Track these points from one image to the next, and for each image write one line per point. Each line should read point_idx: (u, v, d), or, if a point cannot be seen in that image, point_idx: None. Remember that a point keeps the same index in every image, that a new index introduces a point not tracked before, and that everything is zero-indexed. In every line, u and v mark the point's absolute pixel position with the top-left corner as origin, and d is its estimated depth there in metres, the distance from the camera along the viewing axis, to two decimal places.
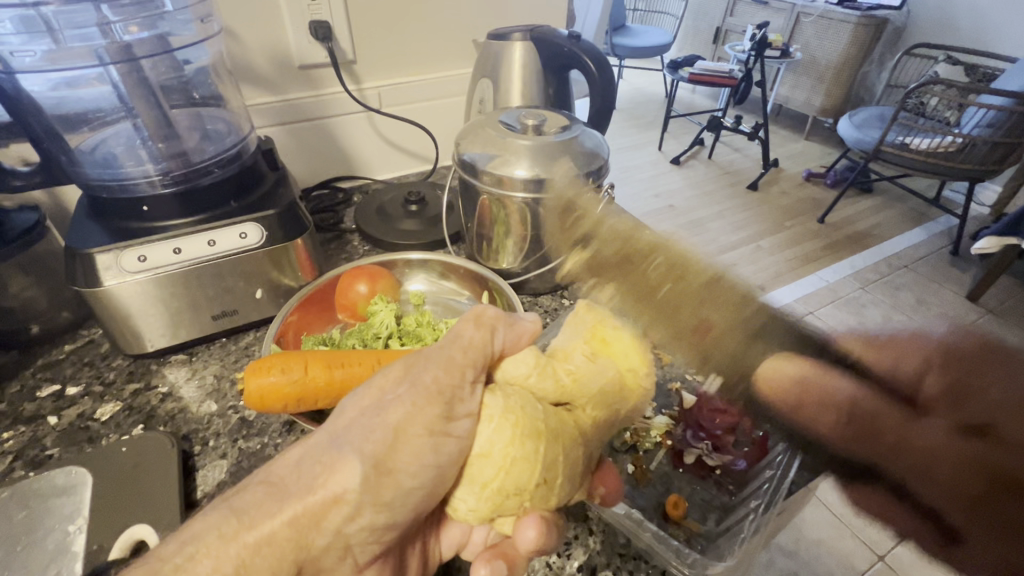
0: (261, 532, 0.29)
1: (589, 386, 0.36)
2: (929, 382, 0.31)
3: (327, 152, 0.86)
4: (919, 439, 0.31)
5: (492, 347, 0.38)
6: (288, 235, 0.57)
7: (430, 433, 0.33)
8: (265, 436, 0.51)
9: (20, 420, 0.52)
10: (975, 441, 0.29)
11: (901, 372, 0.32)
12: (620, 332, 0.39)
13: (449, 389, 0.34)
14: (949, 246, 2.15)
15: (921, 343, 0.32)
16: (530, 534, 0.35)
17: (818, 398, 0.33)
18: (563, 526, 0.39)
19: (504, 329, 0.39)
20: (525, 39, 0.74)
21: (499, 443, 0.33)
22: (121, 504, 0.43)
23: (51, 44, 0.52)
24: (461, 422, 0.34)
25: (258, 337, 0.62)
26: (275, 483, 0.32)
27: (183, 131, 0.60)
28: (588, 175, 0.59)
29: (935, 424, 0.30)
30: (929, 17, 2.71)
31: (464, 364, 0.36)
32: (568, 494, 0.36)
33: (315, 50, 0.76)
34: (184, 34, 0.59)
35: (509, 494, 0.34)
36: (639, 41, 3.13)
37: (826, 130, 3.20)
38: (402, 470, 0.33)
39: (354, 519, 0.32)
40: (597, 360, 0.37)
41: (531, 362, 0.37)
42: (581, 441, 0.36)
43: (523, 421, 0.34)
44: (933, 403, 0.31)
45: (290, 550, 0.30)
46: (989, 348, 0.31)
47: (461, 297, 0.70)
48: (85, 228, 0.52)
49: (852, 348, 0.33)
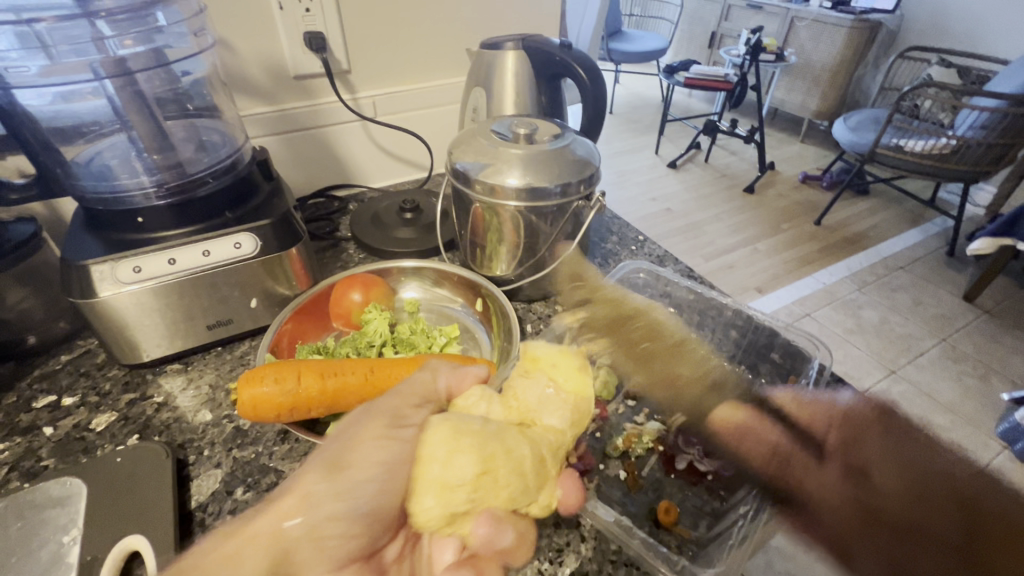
0: (243, 531, 0.33)
1: (527, 399, 0.39)
2: (832, 435, 0.33)
3: (323, 161, 0.86)
4: (817, 485, 0.31)
5: (436, 385, 0.41)
6: (283, 246, 0.58)
7: (380, 437, 0.37)
8: (259, 445, 0.51)
9: (15, 431, 0.52)
10: (855, 482, 0.30)
11: (814, 425, 0.35)
12: (552, 351, 0.43)
13: (395, 407, 0.38)
14: (945, 248, 2.16)
15: (832, 405, 0.36)
16: (482, 531, 0.35)
17: (754, 440, 0.38)
18: (523, 530, 0.37)
19: (447, 372, 0.42)
20: (518, 49, 0.74)
21: (441, 441, 0.34)
22: (114, 515, 0.43)
23: (45, 60, 0.53)
24: (406, 428, 0.37)
25: (253, 346, 0.63)
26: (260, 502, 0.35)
27: (179, 143, 0.61)
28: (579, 183, 0.59)
29: (830, 468, 0.31)
30: (921, 20, 2.73)
31: (409, 391, 0.40)
32: (520, 493, 0.35)
33: (310, 61, 0.77)
34: (181, 47, 0.59)
35: (456, 485, 0.33)
36: (635, 46, 3.14)
37: (822, 133, 3.22)
38: (354, 465, 0.36)
39: (318, 511, 0.35)
40: (530, 377, 0.40)
41: (478, 393, 0.40)
42: (535, 445, 0.36)
43: (458, 423, 0.35)
44: (830, 453, 0.32)
45: (269, 543, 0.34)
46: (898, 416, 0.32)
47: (454, 304, 0.71)
48: (80, 241, 0.52)
49: (782, 404, 0.39)
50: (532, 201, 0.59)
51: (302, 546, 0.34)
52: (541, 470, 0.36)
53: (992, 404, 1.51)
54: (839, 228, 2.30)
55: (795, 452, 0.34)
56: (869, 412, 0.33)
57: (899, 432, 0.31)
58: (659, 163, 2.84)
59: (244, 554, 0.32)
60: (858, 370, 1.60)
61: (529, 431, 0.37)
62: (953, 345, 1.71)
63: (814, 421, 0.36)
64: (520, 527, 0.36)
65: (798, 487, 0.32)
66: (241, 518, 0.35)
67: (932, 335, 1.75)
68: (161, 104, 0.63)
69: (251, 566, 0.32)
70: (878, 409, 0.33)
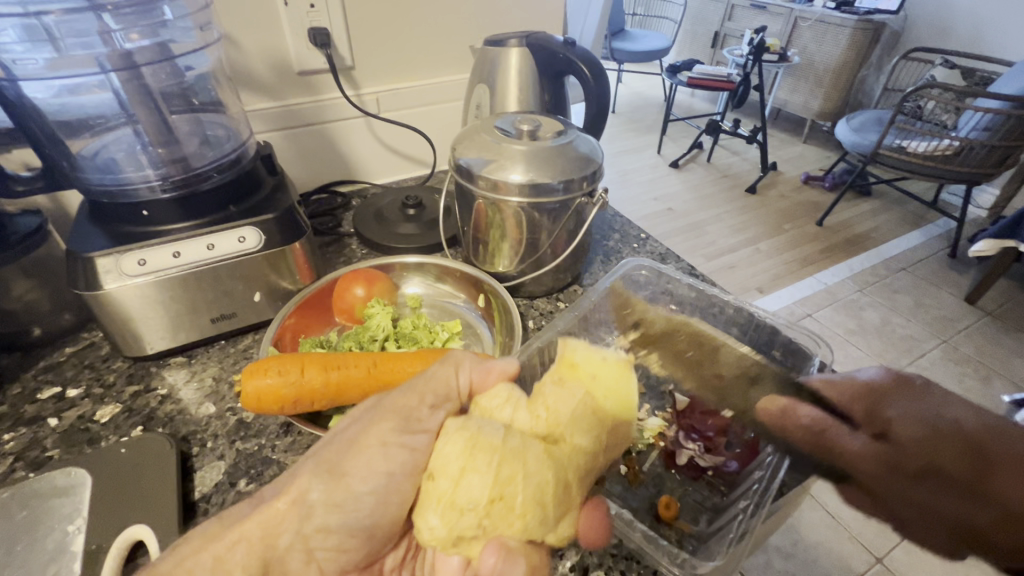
0: (231, 532, 0.34)
1: (557, 412, 0.37)
2: (857, 407, 0.39)
3: (326, 156, 0.87)
4: (851, 448, 0.37)
5: (456, 383, 0.41)
6: (286, 240, 0.58)
7: (383, 444, 0.36)
8: (262, 437, 0.52)
9: (21, 422, 0.52)
10: (882, 444, 0.36)
11: (844, 401, 0.40)
12: (593, 358, 0.42)
13: (406, 409, 0.38)
14: (947, 250, 2.16)
15: (857, 381, 0.40)
16: (490, 561, 0.33)
17: (789, 421, 0.42)
18: (536, 564, 0.34)
19: (470, 366, 0.42)
20: (521, 46, 0.74)
21: (454, 456, 0.35)
22: (118, 506, 0.44)
23: (53, 53, 0.53)
24: (417, 435, 0.37)
25: (256, 340, 0.63)
26: (256, 496, 0.36)
27: (184, 137, 0.61)
28: (582, 180, 0.60)
29: (862, 436, 0.38)
30: (926, 21, 2.72)
31: (426, 391, 0.39)
32: (536, 523, 0.34)
33: (313, 56, 0.77)
34: (185, 41, 0.60)
35: (465, 508, 0.33)
36: (639, 45, 3.14)
37: (825, 134, 3.22)
38: (353, 474, 0.36)
39: (308, 520, 0.35)
40: (565, 386, 0.39)
41: (504, 396, 0.39)
42: (556, 467, 0.35)
43: (479, 437, 0.35)
44: (862, 422, 0.38)
45: (257, 548, 0.34)
46: (914, 380, 0.38)
47: (457, 300, 0.71)
48: (85, 232, 0.53)
49: (817, 388, 0.42)
50: (535, 196, 0.59)
51: (289, 553, 0.35)
52: (558, 496, 0.35)
53: (992, 406, 1.51)
54: (841, 229, 2.30)
55: (831, 423, 0.40)
56: (891, 380, 0.39)
57: (921, 389, 0.38)
58: (661, 163, 2.84)
59: (234, 556, 0.33)
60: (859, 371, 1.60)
61: (552, 452, 0.36)
62: (954, 347, 1.71)
63: (851, 403, 0.40)
64: (533, 558, 0.34)
65: (835, 451, 0.38)
66: (232, 517, 0.35)
67: (933, 336, 1.75)
68: (168, 99, 0.63)
69: (237, 570, 0.33)
70: (897, 376, 0.39)
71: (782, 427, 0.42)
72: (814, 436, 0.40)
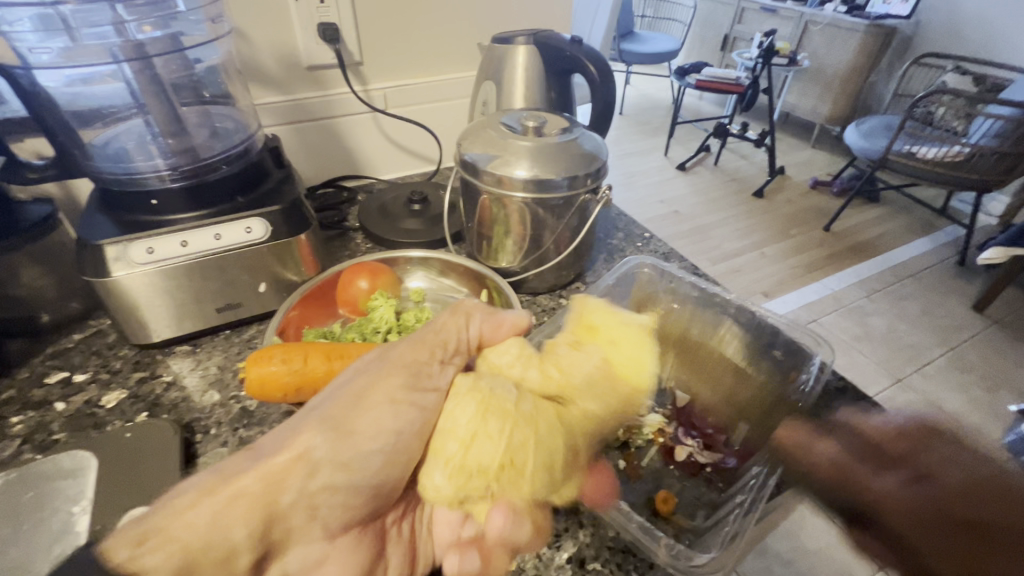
0: (230, 487, 0.30)
1: (571, 374, 0.38)
2: (890, 443, 0.31)
3: (332, 151, 0.87)
4: (882, 491, 0.30)
5: (467, 337, 0.41)
6: (293, 232, 0.59)
7: (392, 401, 0.36)
8: (265, 426, 0.52)
9: (28, 406, 0.53)
10: (921, 487, 0.29)
11: (874, 436, 0.32)
12: (609, 322, 0.41)
13: (417, 364, 0.38)
14: (956, 257, 2.14)
15: (899, 417, 0.32)
16: (498, 519, 0.35)
17: (805, 456, 0.35)
18: (538, 522, 0.37)
19: (481, 319, 0.43)
20: (528, 44, 0.75)
21: (468, 417, 0.35)
22: (124, 489, 0.44)
23: (68, 42, 0.53)
24: (426, 394, 0.37)
25: (260, 330, 0.64)
26: (255, 449, 0.33)
27: (193, 129, 0.62)
28: (586, 177, 0.60)
29: (893, 476, 0.30)
30: (938, 26, 2.70)
31: (436, 345, 0.40)
32: (543, 486, 0.35)
33: (322, 52, 0.78)
34: (196, 34, 0.61)
35: (474, 472, 0.34)
36: (647, 47, 3.12)
37: (834, 139, 3.20)
38: (360, 432, 0.35)
39: (314, 478, 0.33)
40: (580, 350, 0.39)
41: (515, 353, 0.40)
42: (565, 430, 0.36)
43: (491, 401, 0.35)
44: (896, 463, 0.30)
45: (260, 504, 0.30)
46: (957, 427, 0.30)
47: (459, 294, 0.72)
48: (95, 220, 0.54)
49: (843, 415, 0.35)
50: (539, 192, 0.59)
51: (293, 510, 0.32)
52: (567, 459, 0.36)
53: (999, 415, 1.50)
54: (848, 234, 2.29)
55: (854, 464, 0.32)
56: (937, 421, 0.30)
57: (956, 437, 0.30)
58: (668, 166, 2.83)
59: (233, 513, 0.30)
60: (863, 378, 1.60)
61: (563, 414, 0.36)
62: (960, 355, 1.70)
63: (871, 432, 0.32)
64: (536, 516, 0.36)
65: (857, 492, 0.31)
66: (230, 471, 0.31)
67: (940, 344, 1.74)
68: (178, 91, 0.65)
69: (238, 528, 0.29)
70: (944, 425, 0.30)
71: (797, 452, 0.36)
72: (836, 474, 0.32)
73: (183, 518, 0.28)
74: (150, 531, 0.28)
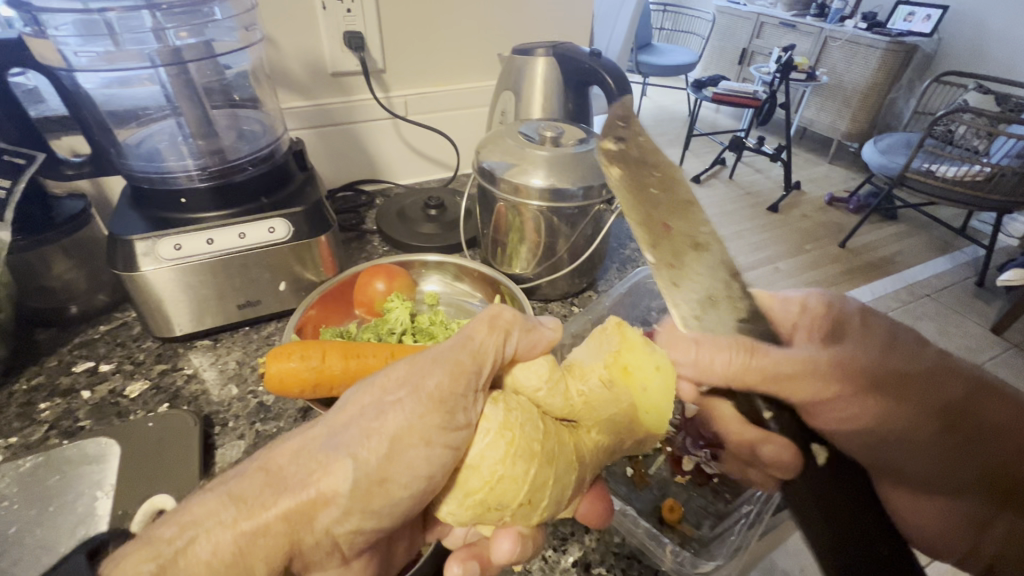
0: (256, 520, 0.29)
1: (594, 409, 0.36)
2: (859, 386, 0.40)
3: (353, 155, 0.89)
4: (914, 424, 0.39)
5: (503, 353, 0.37)
6: (313, 232, 0.60)
7: (427, 444, 0.32)
8: (282, 420, 0.54)
9: (56, 392, 0.55)
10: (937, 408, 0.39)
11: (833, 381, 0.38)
12: (649, 364, 0.37)
13: (452, 397, 0.34)
14: (975, 278, 2.10)
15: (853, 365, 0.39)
16: (506, 547, 0.36)
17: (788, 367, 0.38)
18: (542, 542, 0.38)
19: (518, 335, 0.38)
20: (548, 55, 0.76)
21: (495, 461, 0.33)
22: (145, 476, 0.46)
23: (110, 46, 0.56)
24: (461, 432, 0.34)
25: (279, 327, 0.65)
26: (274, 474, 0.31)
27: (222, 131, 0.64)
28: (601, 188, 0.61)
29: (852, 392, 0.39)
30: (961, 44, 2.69)
31: (471, 372, 0.35)
32: (551, 515, 0.36)
33: (347, 59, 0.80)
34: (228, 40, 0.62)
35: (490, 507, 0.34)
36: (665, 59, 3.13)
37: (851, 155, 3.18)
38: (394, 480, 0.32)
39: (340, 522, 0.32)
40: (612, 389, 0.37)
41: (542, 376, 0.37)
42: (579, 465, 0.36)
43: (521, 442, 0.34)
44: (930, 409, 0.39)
45: (283, 545, 0.30)
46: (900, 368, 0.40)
47: (473, 298, 0.73)
48: (126, 217, 0.56)
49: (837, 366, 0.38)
50: (555, 202, 0.60)
51: (312, 548, 0.32)
52: (574, 492, 0.37)
53: None
54: (864, 251, 2.26)
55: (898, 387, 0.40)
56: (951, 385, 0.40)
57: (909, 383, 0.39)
58: None
59: (257, 550, 0.29)
60: None
61: (580, 453, 0.36)
62: None
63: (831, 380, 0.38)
64: (540, 538, 0.38)
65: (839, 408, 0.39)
66: (249, 499, 0.29)
67: None
68: (210, 94, 0.67)
69: (259, 566, 0.29)
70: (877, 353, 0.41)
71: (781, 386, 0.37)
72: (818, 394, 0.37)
73: (203, 546, 0.27)
74: (162, 569, 0.26)
